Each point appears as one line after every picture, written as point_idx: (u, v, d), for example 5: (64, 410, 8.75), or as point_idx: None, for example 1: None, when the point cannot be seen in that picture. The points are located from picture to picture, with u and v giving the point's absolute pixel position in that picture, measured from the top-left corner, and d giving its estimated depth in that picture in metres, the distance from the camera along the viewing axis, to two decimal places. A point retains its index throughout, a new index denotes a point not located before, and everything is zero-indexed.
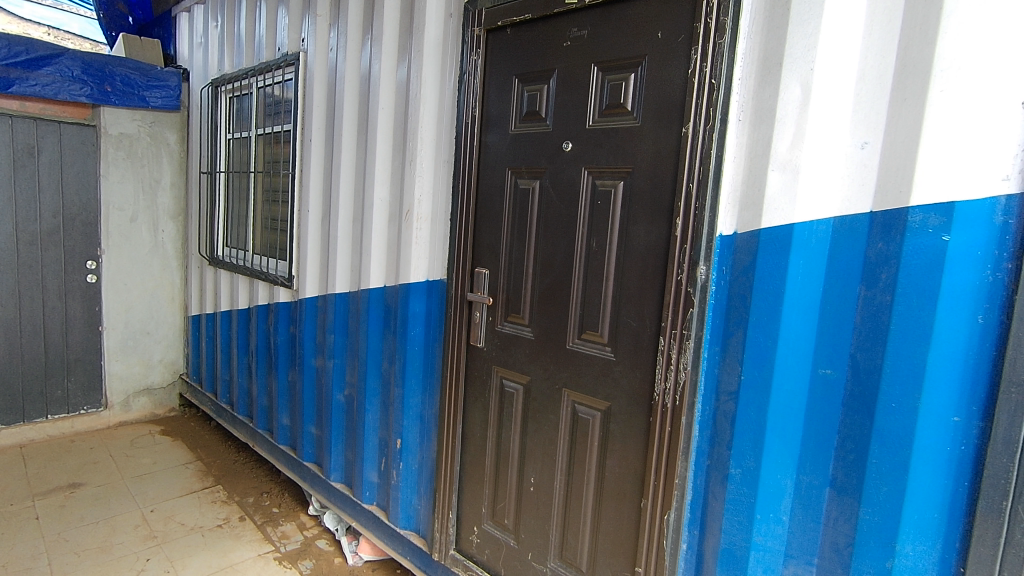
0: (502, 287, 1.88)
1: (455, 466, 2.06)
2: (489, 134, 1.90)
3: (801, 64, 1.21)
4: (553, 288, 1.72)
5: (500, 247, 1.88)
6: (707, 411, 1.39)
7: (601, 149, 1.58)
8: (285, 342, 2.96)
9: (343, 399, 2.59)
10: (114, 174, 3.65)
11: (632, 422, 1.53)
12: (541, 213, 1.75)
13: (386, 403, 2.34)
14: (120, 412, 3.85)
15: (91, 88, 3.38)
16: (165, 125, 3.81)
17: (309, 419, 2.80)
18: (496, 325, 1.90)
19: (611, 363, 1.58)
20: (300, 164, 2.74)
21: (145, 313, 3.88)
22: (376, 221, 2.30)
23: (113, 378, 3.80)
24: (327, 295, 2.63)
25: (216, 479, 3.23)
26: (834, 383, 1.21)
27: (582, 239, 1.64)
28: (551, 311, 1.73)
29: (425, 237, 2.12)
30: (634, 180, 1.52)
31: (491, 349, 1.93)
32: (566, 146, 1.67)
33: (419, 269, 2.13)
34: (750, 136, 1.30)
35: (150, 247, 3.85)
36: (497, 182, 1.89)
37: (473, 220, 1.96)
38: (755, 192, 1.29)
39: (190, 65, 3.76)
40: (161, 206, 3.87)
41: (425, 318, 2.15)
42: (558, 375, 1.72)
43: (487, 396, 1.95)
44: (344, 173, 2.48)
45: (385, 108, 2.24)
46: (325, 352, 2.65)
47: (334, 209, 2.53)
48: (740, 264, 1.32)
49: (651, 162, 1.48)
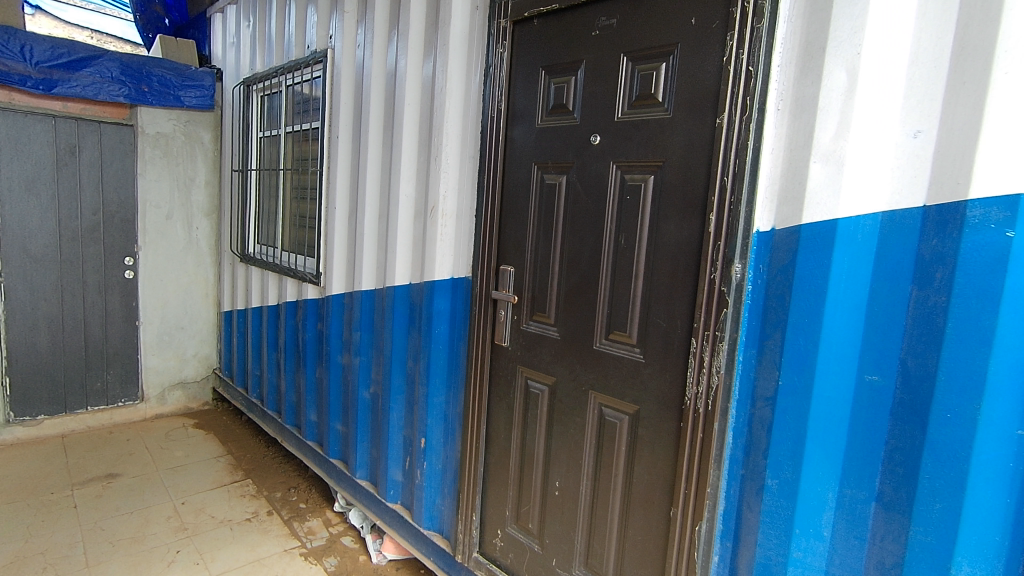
0: (527, 284, 1.84)
1: (479, 467, 2.02)
2: (515, 128, 1.86)
3: (846, 48, 1.13)
4: (579, 287, 1.67)
5: (526, 244, 1.84)
6: (742, 417, 1.32)
7: (631, 143, 1.52)
8: (313, 339, 2.97)
9: (368, 396, 2.58)
10: (150, 172, 3.73)
11: (662, 426, 1.47)
12: (567, 210, 1.70)
13: (410, 401, 2.33)
14: (156, 405, 3.95)
15: (129, 88, 3.45)
16: (200, 125, 3.88)
17: (336, 415, 2.81)
18: (521, 324, 1.86)
19: (640, 365, 1.52)
20: (327, 160, 2.75)
21: (180, 308, 3.97)
22: (401, 218, 2.28)
23: (150, 371, 3.89)
24: (353, 292, 2.63)
25: (246, 473, 3.28)
26: (882, 390, 1.12)
27: (610, 237, 1.58)
28: (578, 310, 1.68)
29: (450, 234, 2.09)
30: (665, 173, 1.45)
31: (516, 349, 1.88)
32: (594, 139, 1.61)
33: (443, 266, 2.10)
34: (790, 126, 1.23)
35: (185, 244, 3.93)
36: (522, 177, 1.84)
37: (498, 216, 1.92)
38: (796, 186, 1.21)
39: (223, 64, 3.82)
40: (195, 204, 3.94)
41: (450, 316, 2.12)
42: (584, 376, 1.66)
43: (512, 396, 1.91)
44: (370, 170, 2.47)
45: (410, 104, 2.22)
46: (352, 349, 2.65)
47: (360, 205, 2.53)
48: (779, 262, 1.24)
49: (683, 156, 1.41)
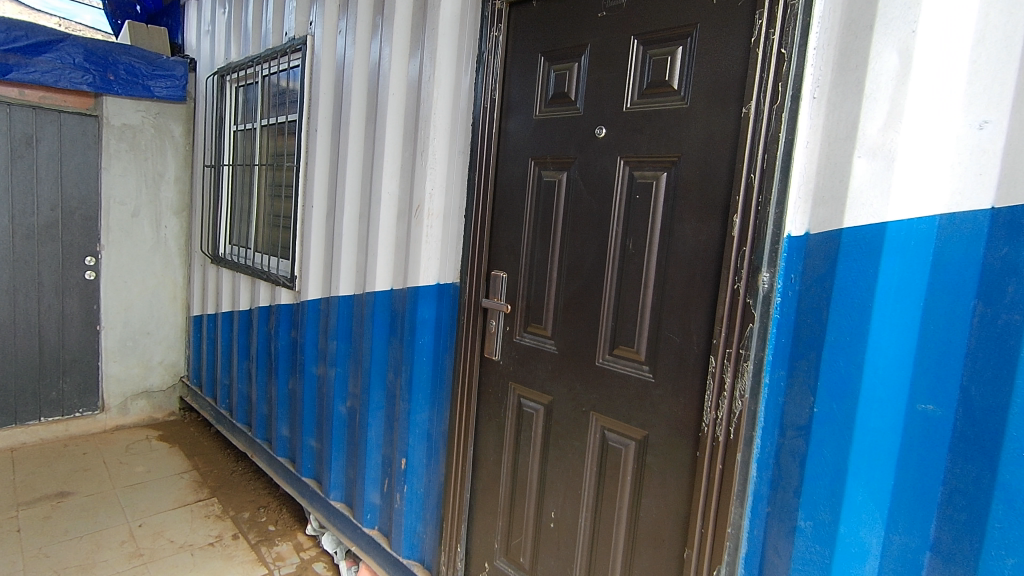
0: (521, 292, 1.66)
1: (465, 493, 1.84)
2: (510, 120, 1.70)
3: (898, 26, 0.97)
4: (580, 296, 1.50)
5: (520, 248, 1.66)
6: (769, 447, 1.15)
7: (642, 136, 1.36)
8: (287, 347, 2.77)
9: (345, 411, 2.39)
10: (115, 166, 3.50)
11: (674, 455, 1.31)
12: (567, 211, 1.53)
13: (391, 417, 2.14)
14: (117, 416, 3.69)
15: (93, 76, 3.22)
16: (170, 117, 3.66)
17: (310, 430, 2.61)
18: (514, 336, 1.68)
19: (649, 386, 1.35)
20: (304, 155, 2.56)
21: (146, 312, 3.73)
22: (384, 217, 2.10)
23: (111, 379, 3.64)
24: (330, 298, 2.43)
25: (211, 491, 3.05)
26: (939, 422, 0.97)
27: (616, 241, 1.42)
28: (578, 322, 1.51)
29: (437, 236, 1.90)
30: (681, 170, 1.29)
31: (508, 363, 1.71)
32: (599, 132, 1.45)
33: (429, 271, 1.91)
34: (828, 115, 1.07)
35: (152, 244, 3.69)
36: (518, 174, 1.67)
37: (490, 217, 1.75)
38: (836, 185, 1.05)
39: (197, 54, 3.61)
40: (164, 201, 3.71)
41: (435, 325, 1.93)
42: (585, 396, 1.49)
43: (503, 416, 1.73)
44: (350, 166, 2.28)
45: (394, 95, 2.04)
46: (327, 359, 2.45)
47: (339, 205, 2.33)
48: (813, 271, 1.08)
49: (701, 150, 1.25)
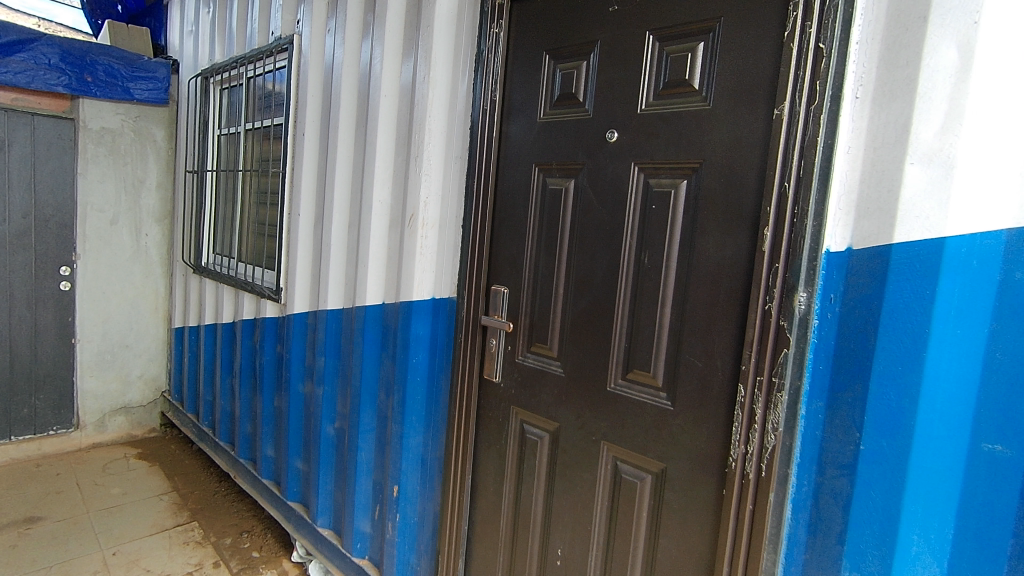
0: (524, 309, 1.54)
1: (463, 524, 1.71)
2: (512, 123, 1.58)
3: (957, 16, 0.86)
4: (590, 314, 1.38)
5: (523, 261, 1.54)
6: (806, 487, 1.03)
7: (658, 140, 1.25)
8: (271, 363, 2.62)
9: (333, 432, 2.25)
10: (93, 172, 3.33)
11: (696, 492, 1.19)
12: (575, 221, 1.41)
13: (382, 440, 2.01)
14: (93, 433, 3.52)
15: (69, 77, 3.08)
16: (152, 121, 3.51)
17: (295, 452, 2.46)
18: (516, 356, 1.55)
19: (667, 415, 1.23)
20: (291, 161, 2.42)
21: (125, 324, 3.57)
22: (375, 227, 1.97)
23: (87, 395, 3.47)
24: (317, 312, 2.29)
25: (191, 514, 2.89)
26: (1008, 465, 0.85)
27: (629, 254, 1.30)
28: (588, 342, 1.38)
29: (431, 247, 1.76)
30: (703, 178, 1.18)
31: (510, 386, 1.58)
32: (611, 136, 1.33)
33: (423, 285, 1.77)
34: (873, 117, 0.95)
35: (132, 253, 3.53)
36: (521, 181, 1.55)
37: (490, 227, 1.63)
38: (884, 194, 0.93)
39: (180, 55, 3.47)
40: (145, 208, 3.55)
41: (430, 343, 1.80)
42: (595, 424, 1.36)
43: (504, 442, 1.60)
44: (339, 173, 2.15)
45: (386, 98, 1.92)
46: (314, 377, 2.31)
47: (327, 213, 2.20)
48: (857, 291, 0.97)
49: (726, 157, 1.14)
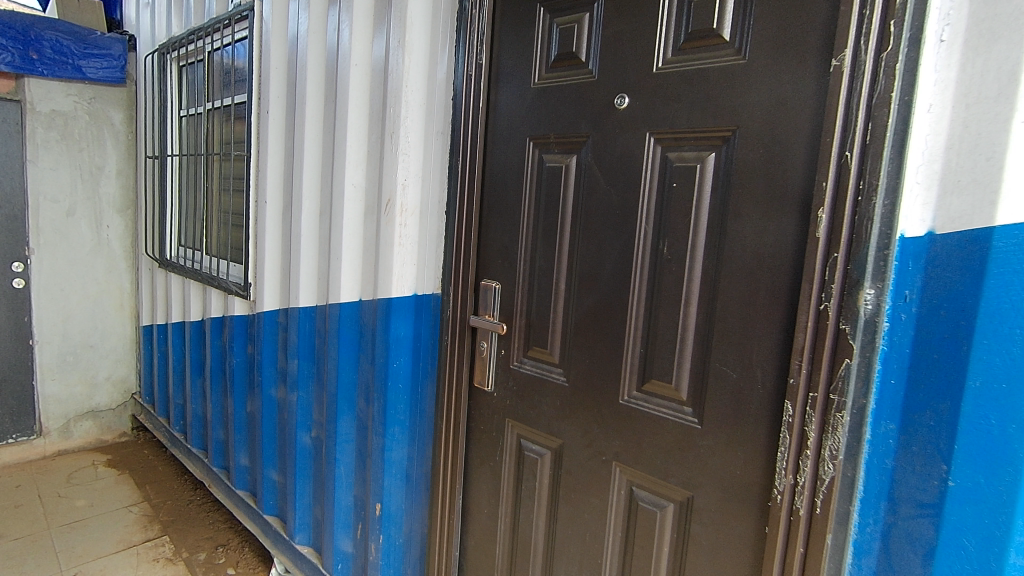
0: (520, 307, 1.33)
1: (454, 549, 1.52)
2: (502, 91, 1.35)
3: None
4: (597, 314, 1.17)
5: (517, 252, 1.33)
6: (872, 527, 0.83)
7: (679, 105, 1.03)
8: (242, 365, 2.40)
9: (309, 441, 2.04)
10: (44, 159, 3.05)
11: (730, 526, 0.99)
12: (579, 205, 1.20)
13: (363, 452, 1.81)
14: (58, 440, 3.28)
15: (12, 54, 2.80)
16: (108, 102, 3.23)
17: (270, 462, 2.25)
18: (512, 362, 1.35)
19: (694, 434, 1.03)
20: (255, 142, 2.17)
21: (88, 323, 3.32)
22: (349, 214, 1.74)
23: (49, 400, 3.23)
24: (288, 309, 2.06)
25: (163, 528, 2.69)
26: None
27: (645, 244, 1.09)
28: (595, 347, 1.18)
29: (412, 237, 1.53)
30: (737, 149, 0.97)
31: (505, 395, 1.37)
32: (620, 102, 1.11)
33: (404, 281, 1.54)
34: (966, 63, 0.73)
35: (92, 246, 3.28)
36: (513, 159, 1.33)
37: (478, 212, 1.41)
38: (981, 162, 0.71)
39: (137, 30, 3.18)
40: (105, 197, 3.29)
41: (413, 345, 1.58)
42: (605, 443, 1.17)
43: (499, 458, 1.40)
44: (308, 154, 1.91)
45: (357, 69, 1.68)
46: (287, 381, 2.09)
47: (296, 200, 1.96)
48: (941, 286, 0.76)
49: (766, 124, 0.93)
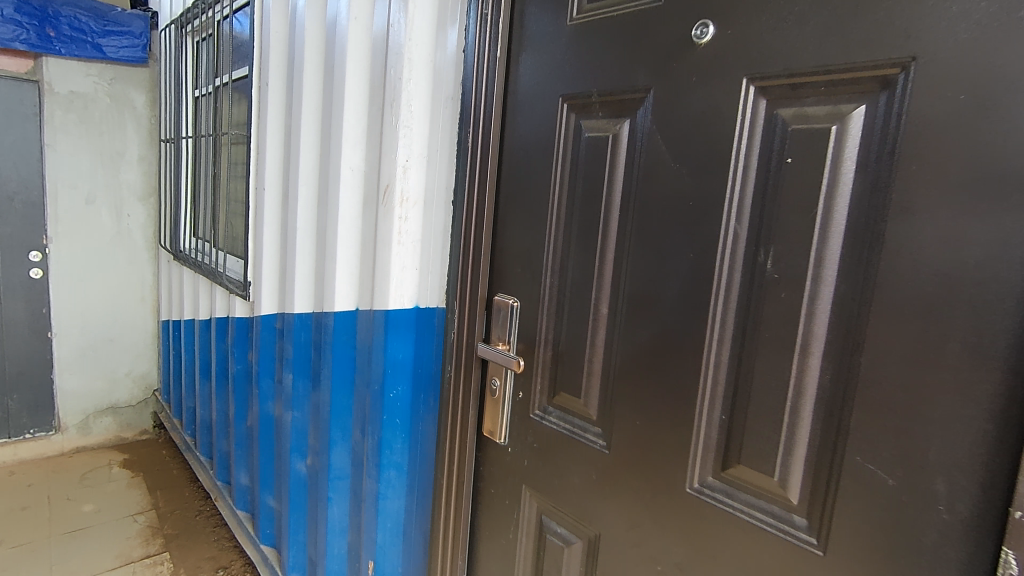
0: (544, 334, 0.96)
1: None
2: (528, 36, 0.98)
3: None
4: (654, 356, 0.79)
5: (543, 258, 0.96)
6: None
7: (801, 32, 0.64)
8: (242, 372, 2.13)
9: (304, 469, 1.74)
10: (62, 143, 2.90)
11: None
12: (632, 194, 0.82)
13: (357, 492, 1.49)
14: (77, 436, 3.16)
15: (27, 31, 2.63)
16: (130, 84, 3.05)
17: (267, 486, 1.98)
18: (532, 408, 0.98)
19: (809, 563, 0.64)
20: (255, 122, 1.88)
21: (108, 315, 3.18)
22: (345, 204, 1.41)
23: (68, 395, 3.10)
24: (285, 315, 1.77)
25: (165, 543, 2.48)
26: None
27: (734, 254, 0.70)
28: (648, 405, 0.79)
29: (413, 234, 1.18)
30: (910, 96, 0.56)
31: (522, 452, 1.01)
32: (702, 35, 0.72)
33: (402, 290, 1.19)
34: None
35: (113, 235, 3.13)
36: (541, 128, 0.95)
37: (496, 203, 1.05)
38: None
39: (160, 6, 2.98)
40: (127, 184, 3.13)
41: (413, 372, 1.23)
42: (661, 546, 0.79)
43: (513, 535, 1.04)
44: (305, 134, 1.59)
45: (356, 25, 1.35)
46: (283, 397, 1.80)
47: (293, 188, 1.66)
48: None
49: (972, 48, 0.52)
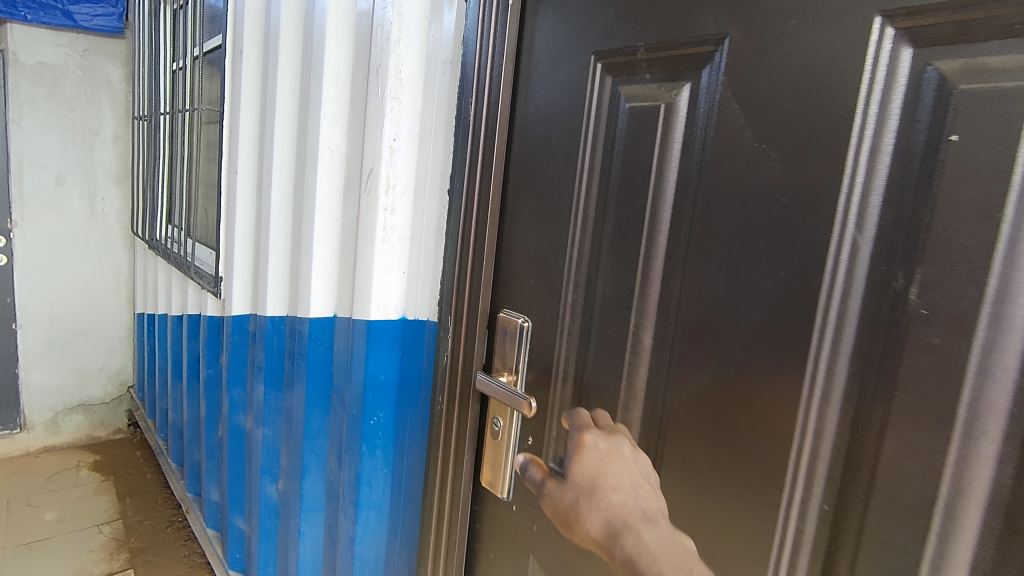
0: (563, 364, 0.74)
1: None
2: None
3: None
4: (721, 411, 0.57)
5: (564, 265, 0.73)
6: None
7: None
8: (213, 377, 1.92)
9: (275, 492, 1.52)
10: (28, 118, 2.68)
11: None
12: (691, 185, 0.60)
13: (332, 527, 1.27)
14: (45, 435, 2.95)
15: None
16: (104, 56, 2.81)
17: (238, 506, 1.77)
18: (545, 459, 0.77)
19: None
20: (228, 96, 1.65)
21: (80, 306, 2.96)
22: (323, 192, 1.18)
23: (34, 391, 2.89)
24: (257, 317, 1.54)
25: (129, 558, 2.26)
26: None
27: (854, 276, 0.49)
28: (712, 475, 0.59)
29: (401, 228, 0.96)
30: None
31: (532, 511, 0.80)
32: None
33: (386, 297, 0.97)
34: None
35: (85, 220, 2.90)
36: (566, 94, 0.73)
37: (504, 192, 0.83)
38: None
39: None
40: (101, 165, 2.89)
41: (398, 395, 1.01)
42: None
43: None
44: (280, 108, 1.36)
45: None
46: (255, 409, 1.59)
47: (267, 172, 1.43)
48: None
49: None
